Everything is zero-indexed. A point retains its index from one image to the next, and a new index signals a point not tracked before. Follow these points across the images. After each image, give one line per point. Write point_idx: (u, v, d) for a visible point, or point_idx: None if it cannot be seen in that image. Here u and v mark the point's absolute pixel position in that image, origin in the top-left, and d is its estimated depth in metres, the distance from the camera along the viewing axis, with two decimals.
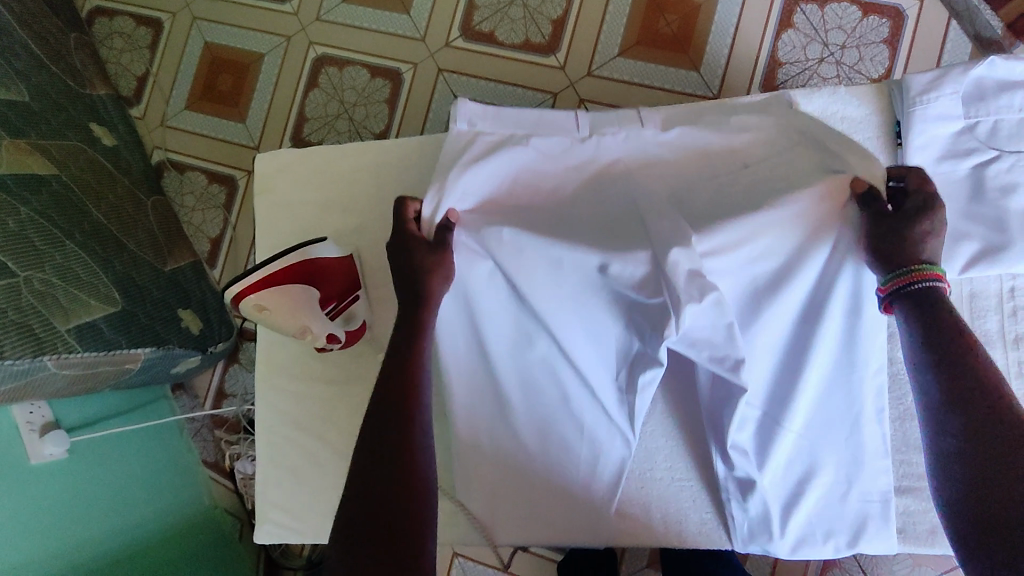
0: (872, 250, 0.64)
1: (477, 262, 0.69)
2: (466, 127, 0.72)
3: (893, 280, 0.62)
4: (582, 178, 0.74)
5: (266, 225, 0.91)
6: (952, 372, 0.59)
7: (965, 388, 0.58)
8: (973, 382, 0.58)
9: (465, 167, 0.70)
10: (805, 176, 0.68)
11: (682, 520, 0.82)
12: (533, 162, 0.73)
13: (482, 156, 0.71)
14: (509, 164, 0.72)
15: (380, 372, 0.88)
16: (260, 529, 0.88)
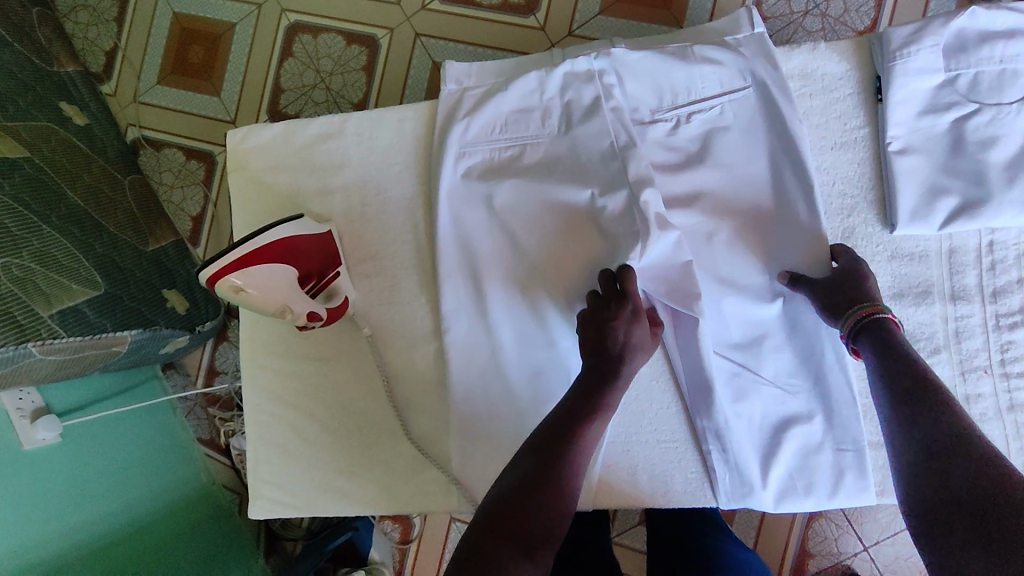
0: (825, 302, 0.71)
1: (475, 202, 0.83)
2: (455, 85, 0.85)
3: (845, 318, 0.69)
4: (563, 113, 0.81)
5: (243, 203, 0.90)
6: (917, 408, 0.60)
7: (930, 423, 0.59)
8: (937, 428, 0.58)
9: (458, 120, 0.84)
10: (757, 118, 0.78)
11: (667, 481, 0.82)
12: (517, 104, 0.83)
13: (470, 109, 0.84)
14: (496, 111, 0.83)
15: (364, 347, 0.88)
16: (254, 505, 0.89)
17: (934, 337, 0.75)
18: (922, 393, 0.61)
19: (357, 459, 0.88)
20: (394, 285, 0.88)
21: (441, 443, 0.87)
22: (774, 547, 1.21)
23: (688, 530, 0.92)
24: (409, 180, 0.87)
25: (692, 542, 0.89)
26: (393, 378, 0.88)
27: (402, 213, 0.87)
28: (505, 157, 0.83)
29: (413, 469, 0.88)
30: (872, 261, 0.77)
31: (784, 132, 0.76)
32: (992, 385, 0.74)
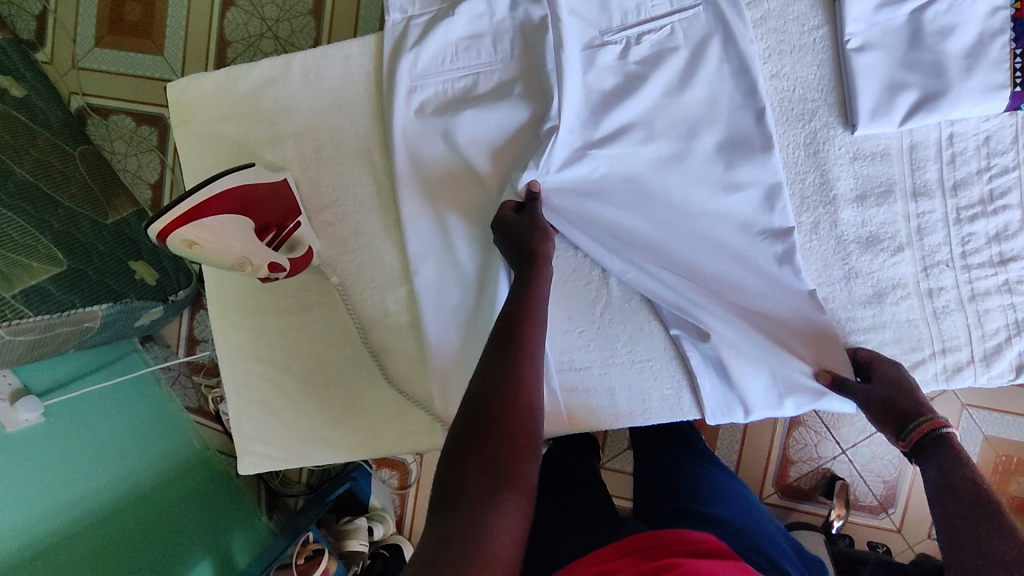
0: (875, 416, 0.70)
1: (430, 139, 0.81)
2: (400, 15, 0.81)
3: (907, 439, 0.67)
4: (515, 38, 0.78)
5: (194, 160, 0.86)
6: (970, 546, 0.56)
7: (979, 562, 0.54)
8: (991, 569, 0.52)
9: (404, 53, 0.80)
10: (710, 29, 0.75)
11: (645, 401, 0.84)
12: (465, 31, 0.79)
13: (417, 39, 0.80)
14: (444, 40, 0.79)
15: (333, 295, 0.88)
16: (243, 462, 0.90)
17: (897, 236, 0.76)
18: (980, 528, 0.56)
19: (341, 407, 0.89)
20: (357, 231, 0.86)
21: (419, 383, 0.88)
22: (758, 457, 1.26)
23: (668, 461, 0.94)
24: (361, 121, 0.84)
25: (670, 470, 0.92)
26: (366, 325, 0.87)
27: (359, 155, 0.85)
28: (458, 89, 0.81)
29: (396, 412, 0.89)
30: (834, 163, 0.76)
31: (742, 39, 0.74)
32: (954, 278, 0.75)
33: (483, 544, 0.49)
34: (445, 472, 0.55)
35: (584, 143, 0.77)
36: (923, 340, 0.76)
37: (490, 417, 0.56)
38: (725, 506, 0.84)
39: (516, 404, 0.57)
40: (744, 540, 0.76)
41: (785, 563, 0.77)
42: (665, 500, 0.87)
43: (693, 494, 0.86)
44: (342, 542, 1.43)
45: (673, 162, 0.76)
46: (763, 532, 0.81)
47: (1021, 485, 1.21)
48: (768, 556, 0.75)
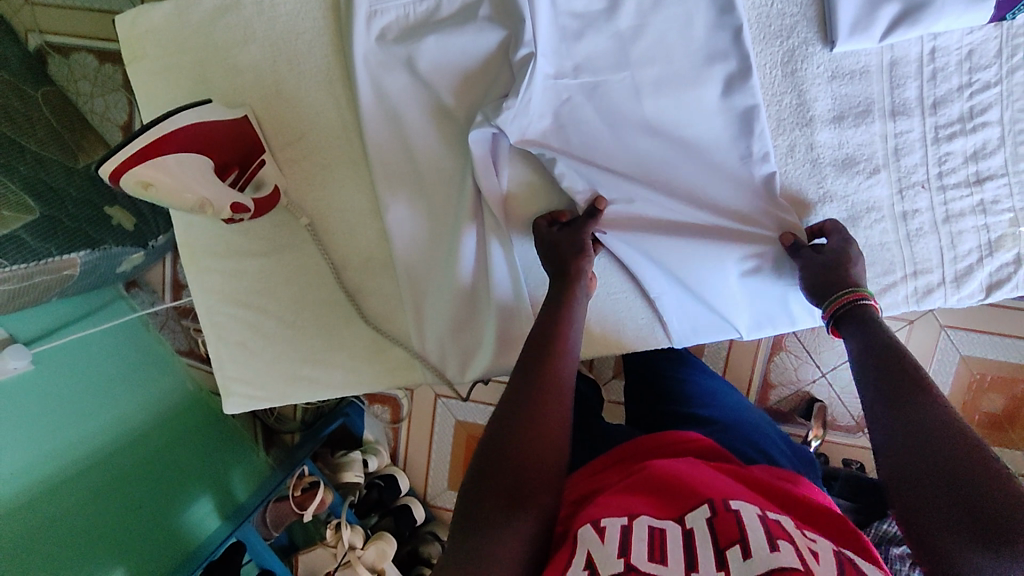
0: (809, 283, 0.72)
1: (393, 69, 0.78)
2: None
3: (833, 301, 0.69)
4: None
5: (151, 98, 0.83)
6: (892, 398, 0.58)
7: (909, 417, 0.56)
8: (917, 436, 0.54)
9: None
10: None
11: (620, 330, 0.84)
12: None
13: None
14: None
15: (306, 236, 0.87)
16: (228, 402, 0.91)
17: (873, 157, 0.74)
18: (906, 384, 0.58)
19: (319, 349, 0.89)
20: (324, 167, 0.84)
21: (397, 321, 0.88)
22: (739, 381, 1.28)
23: (654, 369, 0.96)
24: (321, 51, 0.80)
25: (657, 379, 0.94)
26: (340, 265, 0.87)
27: (324, 88, 0.82)
28: (421, 13, 0.76)
29: (376, 351, 0.89)
30: (812, 83, 0.74)
31: None
32: (929, 200, 0.74)
33: (498, 550, 0.51)
34: (468, 485, 0.57)
35: (557, 70, 0.74)
36: (895, 264, 0.76)
37: (511, 432, 0.58)
38: (713, 406, 0.87)
39: (536, 423, 0.59)
40: (734, 434, 0.80)
41: (775, 452, 0.80)
42: (661, 404, 0.90)
43: (679, 398, 0.89)
44: (337, 473, 1.47)
45: (646, 88, 0.73)
46: (754, 425, 0.84)
47: (993, 403, 1.24)
48: (758, 446, 0.79)
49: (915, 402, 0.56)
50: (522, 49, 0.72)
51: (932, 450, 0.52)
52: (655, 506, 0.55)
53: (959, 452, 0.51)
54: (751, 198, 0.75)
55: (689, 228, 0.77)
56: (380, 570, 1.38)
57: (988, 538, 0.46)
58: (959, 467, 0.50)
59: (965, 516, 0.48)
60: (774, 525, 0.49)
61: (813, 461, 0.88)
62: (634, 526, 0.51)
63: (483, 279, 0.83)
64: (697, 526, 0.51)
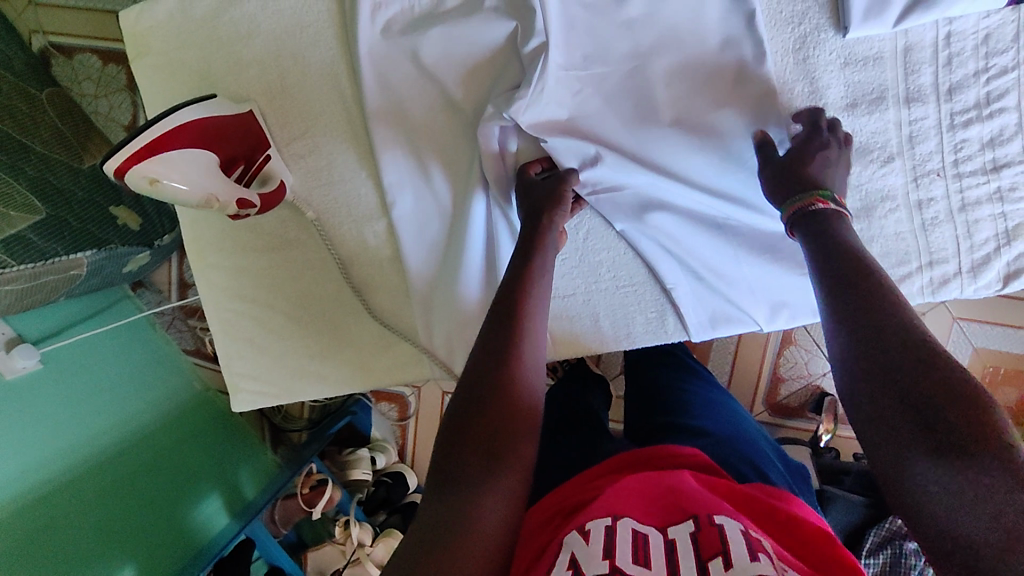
0: None
1: (399, 63, 0.78)
2: None
3: (792, 203, 0.65)
4: None
5: (156, 95, 0.83)
6: (849, 292, 0.55)
7: (865, 311, 0.52)
8: (874, 330, 0.51)
9: None
10: None
11: (629, 324, 0.84)
12: None
13: None
14: None
15: (312, 232, 0.86)
16: (235, 399, 0.91)
17: (888, 145, 0.73)
18: (863, 281, 0.55)
19: (326, 345, 0.89)
20: (329, 163, 0.83)
21: (403, 316, 0.87)
22: (748, 375, 1.27)
23: (657, 382, 0.95)
24: (325, 45, 0.80)
25: (658, 388, 0.93)
26: (346, 260, 0.86)
27: (329, 83, 0.81)
28: (426, 4, 0.76)
29: (384, 347, 0.89)
30: (824, 70, 0.72)
31: None
32: (944, 188, 0.73)
33: (473, 514, 0.50)
34: (445, 448, 0.56)
35: (568, 61, 0.73)
36: (910, 254, 0.75)
37: (485, 396, 0.57)
38: (712, 417, 0.86)
39: (512, 392, 0.57)
40: (730, 447, 0.79)
41: (769, 470, 0.77)
42: (653, 415, 0.88)
43: (680, 408, 0.88)
44: (345, 472, 1.48)
45: (657, 77, 0.73)
46: (750, 442, 0.82)
47: (1006, 396, 1.22)
48: (750, 459, 0.77)
49: (866, 304, 0.53)
50: (533, 40, 0.71)
51: (883, 358, 0.49)
52: (641, 514, 0.55)
53: (908, 356, 0.48)
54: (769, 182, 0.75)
55: (709, 221, 0.78)
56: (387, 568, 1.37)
57: (935, 444, 0.43)
58: (908, 370, 0.47)
59: (912, 422, 0.45)
60: (755, 540, 0.49)
61: (808, 479, 0.87)
62: (618, 528, 0.51)
63: (493, 271, 0.82)
64: (680, 535, 0.51)
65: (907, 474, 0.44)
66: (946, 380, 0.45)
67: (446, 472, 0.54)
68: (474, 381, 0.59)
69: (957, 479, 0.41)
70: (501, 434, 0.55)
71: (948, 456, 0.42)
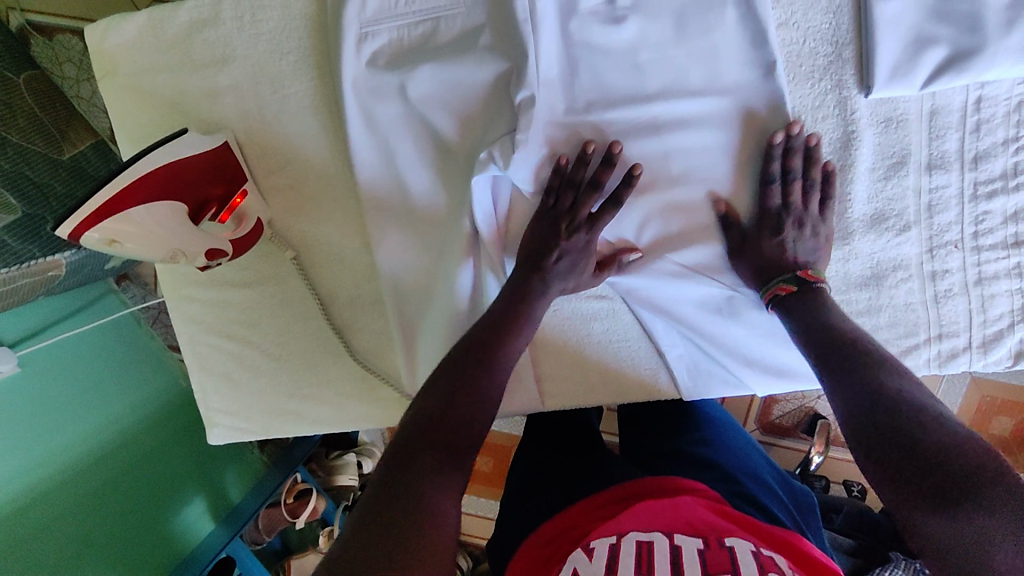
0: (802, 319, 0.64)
1: (383, 99, 0.72)
2: None
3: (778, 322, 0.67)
4: None
5: (128, 118, 0.77)
6: (839, 357, 0.58)
7: (848, 374, 0.56)
8: (863, 390, 0.54)
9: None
10: None
11: (621, 379, 0.80)
12: None
13: None
14: None
15: (293, 270, 0.82)
16: (212, 434, 0.87)
17: (905, 214, 0.69)
18: (846, 350, 0.58)
19: (307, 383, 0.85)
20: (312, 198, 0.79)
21: (386, 358, 0.83)
22: (740, 399, 1.23)
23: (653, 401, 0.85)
24: (306, 73, 0.74)
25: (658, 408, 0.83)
26: (328, 299, 0.82)
27: (312, 114, 0.76)
28: (416, 37, 0.71)
29: (363, 389, 0.85)
30: (845, 130, 0.68)
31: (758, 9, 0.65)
32: (961, 260, 0.69)
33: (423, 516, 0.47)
34: (397, 455, 0.51)
35: (566, 107, 0.70)
36: (919, 326, 0.71)
37: (440, 414, 0.54)
38: (717, 445, 0.75)
39: (466, 415, 0.55)
40: (731, 486, 0.67)
41: (776, 509, 0.65)
42: (655, 442, 0.78)
43: (681, 434, 0.77)
44: (330, 477, 1.44)
45: (666, 125, 0.70)
46: (753, 475, 0.71)
47: (1003, 426, 1.16)
48: (756, 500, 0.65)
49: (862, 371, 0.56)
50: (522, 91, 0.67)
51: (875, 413, 0.52)
52: (645, 525, 0.54)
53: (892, 411, 0.51)
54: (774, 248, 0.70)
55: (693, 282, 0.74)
56: None
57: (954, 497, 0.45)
58: (907, 431, 0.49)
59: (928, 490, 0.46)
60: (766, 560, 0.48)
61: (814, 507, 0.75)
62: (624, 544, 0.51)
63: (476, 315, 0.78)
64: (685, 544, 0.50)
65: (920, 526, 0.46)
66: (942, 441, 0.47)
67: (399, 463, 0.51)
68: (431, 398, 0.56)
69: (951, 519, 0.44)
70: (458, 446, 0.53)
71: (969, 507, 0.44)
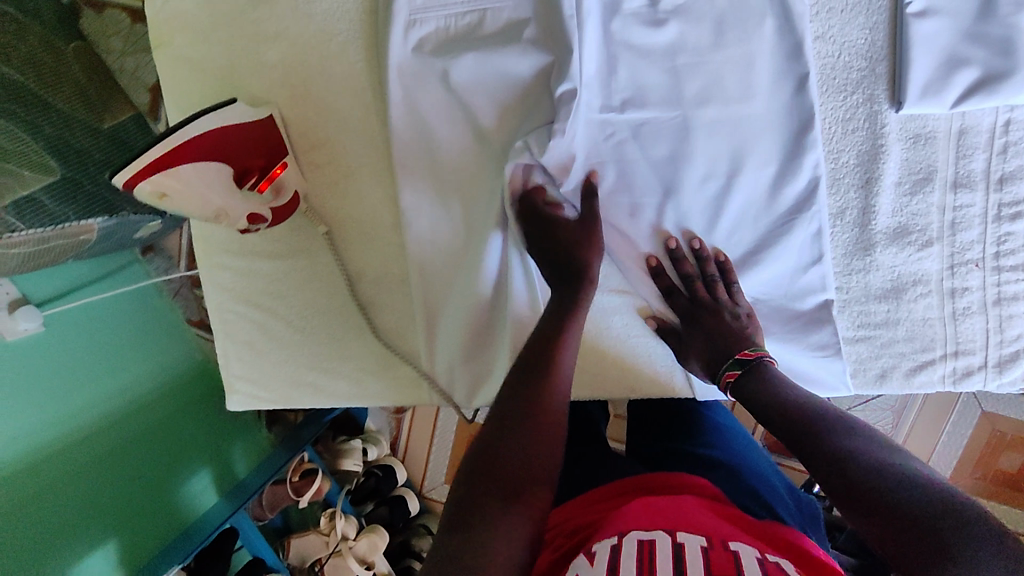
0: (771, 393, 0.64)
1: (426, 84, 0.75)
2: None
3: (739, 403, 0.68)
4: None
5: (178, 87, 0.80)
6: (803, 435, 0.58)
7: (814, 454, 0.56)
8: (833, 468, 0.53)
9: None
10: None
11: (637, 375, 0.81)
12: None
13: None
14: None
15: (324, 245, 0.84)
16: (231, 399, 0.89)
17: (928, 229, 0.70)
18: (809, 428, 0.58)
19: (328, 356, 0.87)
20: (349, 175, 0.81)
21: (407, 338, 0.85)
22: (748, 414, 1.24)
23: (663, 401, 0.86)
24: (353, 53, 0.77)
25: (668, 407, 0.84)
26: (356, 277, 0.84)
27: (356, 94, 0.78)
28: (463, 26, 0.73)
29: (383, 367, 0.86)
30: (874, 144, 0.70)
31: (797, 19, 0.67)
32: (981, 279, 0.70)
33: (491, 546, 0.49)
34: (460, 496, 0.53)
35: (602, 103, 0.71)
36: (936, 341, 0.72)
37: (507, 439, 0.56)
38: (724, 447, 0.76)
39: (536, 444, 0.56)
40: (738, 483, 0.69)
41: (781, 507, 0.66)
42: (665, 441, 0.79)
43: (690, 435, 0.78)
44: (336, 460, 1.44)
45: (697, 129, 0.71)
46: (760, 476, 0.71)
47: (1009, 460, 1.16)
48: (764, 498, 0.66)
49: (821, 452, 0.55)
50: (564, 83, 0.69)
51: (853, 491, 0.51)
52: (647, 524, 0.54)
53: (866, 484, 0.51)
54: (798, 253, 0.72)
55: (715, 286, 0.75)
56: (370, 564, 1.36)
57: (936, 558, 0.45)
58: (888, 500, 0.49)
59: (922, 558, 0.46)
60: (770, 565, 0.48)
61: (819, 518, 0.75)
62: (624, 543, 0.50)
63: (501, 299, 0.80)
64: (688, 543, 0.50)
65: None
66: (921, 505, 0.48)
67: (468, 499, 0.52)
68: (501, 427, 0.58)
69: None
70: (526, 485, 0.54)
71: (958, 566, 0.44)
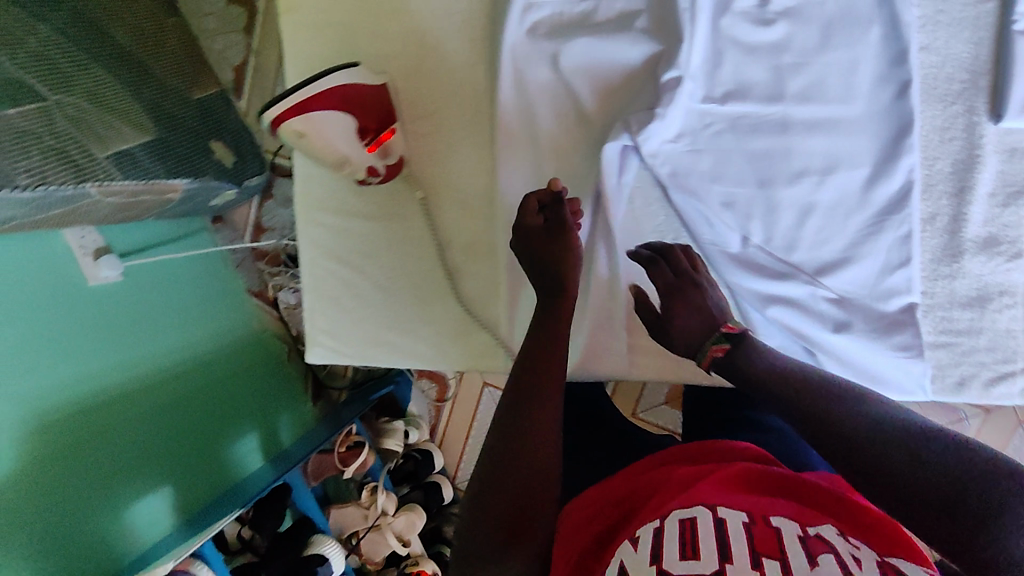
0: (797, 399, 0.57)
1: (535, 64, 0.79)
2: None
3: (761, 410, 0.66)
4: None
5: (299, 52, 0.85)
6: (862, 449, 0.50)
7: (885, 473, 0.49)
8: (914, 487, 0.47)
9: None
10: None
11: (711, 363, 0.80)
12: None
13: None
14: None
15: (418, 210, 0.88)
16: (311, 351, 0.92)
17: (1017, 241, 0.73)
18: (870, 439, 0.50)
19: (409, 317, 0.90)
20: (449, 146, 0.85)
21: (487, 307, 0.88)
22: None
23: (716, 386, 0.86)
24: (469, 32, 0.82)
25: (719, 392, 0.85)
26: (445, 243, 0.88)
27: (467, 70, 0.83)
28: (576, 13, 0.78)
29: (462, 332, 0.90)
30: (969, 155, 0.73)
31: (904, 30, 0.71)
32: None
33: None
34: (466, 533, 0.58)
35: (705, 95, 0.75)
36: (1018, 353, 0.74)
37: (503, 458, 0.58)
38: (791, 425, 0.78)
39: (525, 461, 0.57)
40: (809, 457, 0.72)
41: None
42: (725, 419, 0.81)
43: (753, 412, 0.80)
44: (379, 438, 1.47)
45: (795, 127, 0.73)
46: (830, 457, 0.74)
47: None
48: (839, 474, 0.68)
49: (889, 467, 0.48)
50: (671, 71, 0.73)
51: (958, 510, 0.45)
52: (689, 499, 0.53)
53: (977, 500, 0.45)
54: (886, 255, 0.74)
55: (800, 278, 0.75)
56: (406, 540, 1.38)
57: None
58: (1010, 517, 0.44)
59: None
60: (814, 542, 0.46)
61: None
62: (667, 527, 0.49)
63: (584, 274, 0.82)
64: (730, 517, 0.49)
65: None
66: None
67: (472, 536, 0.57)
68: (495, 446, 0.59)
69: None
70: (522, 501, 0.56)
71: None
